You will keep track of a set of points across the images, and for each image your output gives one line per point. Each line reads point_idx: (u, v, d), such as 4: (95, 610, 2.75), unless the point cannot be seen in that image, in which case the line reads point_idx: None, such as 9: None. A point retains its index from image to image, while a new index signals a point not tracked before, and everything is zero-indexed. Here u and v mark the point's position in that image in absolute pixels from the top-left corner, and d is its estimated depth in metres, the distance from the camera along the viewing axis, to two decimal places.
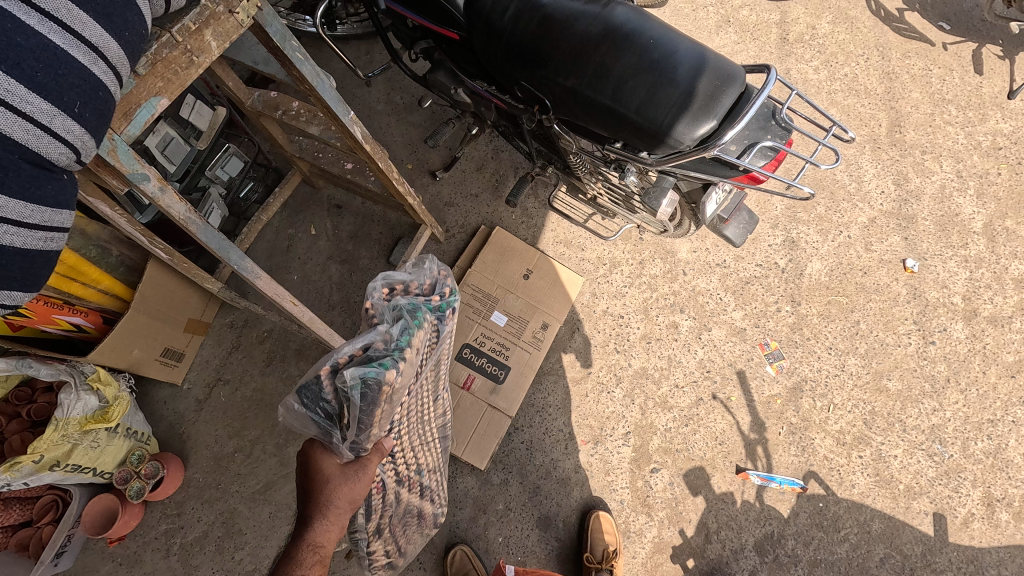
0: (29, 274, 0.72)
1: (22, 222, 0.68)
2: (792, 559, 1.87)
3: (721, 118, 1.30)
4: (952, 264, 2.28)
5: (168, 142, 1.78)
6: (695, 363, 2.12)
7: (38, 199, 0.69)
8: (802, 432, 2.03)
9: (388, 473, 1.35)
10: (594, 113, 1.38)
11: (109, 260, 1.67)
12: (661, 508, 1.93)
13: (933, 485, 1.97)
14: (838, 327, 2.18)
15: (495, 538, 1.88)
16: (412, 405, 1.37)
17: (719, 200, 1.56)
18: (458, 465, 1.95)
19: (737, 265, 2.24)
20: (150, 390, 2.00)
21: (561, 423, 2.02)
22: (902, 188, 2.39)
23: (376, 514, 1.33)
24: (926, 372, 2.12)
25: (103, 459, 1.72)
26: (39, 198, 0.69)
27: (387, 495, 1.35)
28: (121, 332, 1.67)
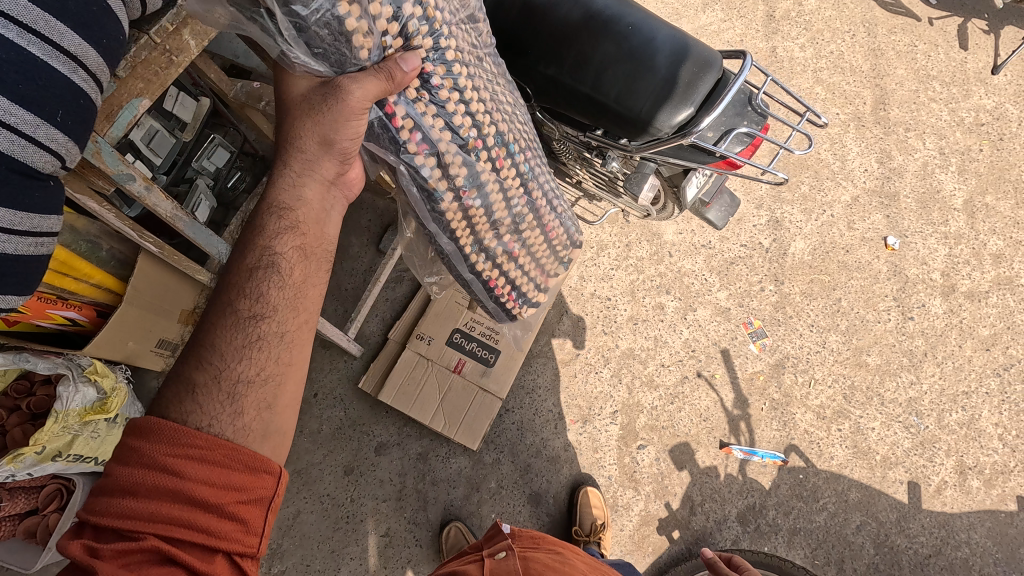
0: (21, 278, 0.75)
1: (14, 229, 0.71)
2: (773, 528, 1.95)
3: (698, 105, 1.31)
4: (932, 241, 2.33)
5: (153, 135, 1.78)
6: (681, 342, 2.17)
7: (27, 207, 0.71)
8: (783, 407, 2.10)
9: (481, 204, 1.27)
10: (575, 100, 1.40)
11: (99, 254, 1.67)
12: (647, 483, 2.00)
13: (909, 455, 2.05)
14: (820, 304, 2.23)
15: (488, 515, 1.95)
16: (496, 156, 1.25)
17: (700, 184, 1.58)
18: (451, 446, 2.01)
19: (722, 246, 2.28)
20: (147, 379, 2.05)
21: (551, 403, 2.08)
22: (885, 166, 2.42)
23: (468, 238, 1.31)
24: (904, 347, 2.18)
25: (104, 448, 1.78)
26: (28, 206, 0.71)
27: (479, 219, 1.30)
28: (115, 326, 1.69)
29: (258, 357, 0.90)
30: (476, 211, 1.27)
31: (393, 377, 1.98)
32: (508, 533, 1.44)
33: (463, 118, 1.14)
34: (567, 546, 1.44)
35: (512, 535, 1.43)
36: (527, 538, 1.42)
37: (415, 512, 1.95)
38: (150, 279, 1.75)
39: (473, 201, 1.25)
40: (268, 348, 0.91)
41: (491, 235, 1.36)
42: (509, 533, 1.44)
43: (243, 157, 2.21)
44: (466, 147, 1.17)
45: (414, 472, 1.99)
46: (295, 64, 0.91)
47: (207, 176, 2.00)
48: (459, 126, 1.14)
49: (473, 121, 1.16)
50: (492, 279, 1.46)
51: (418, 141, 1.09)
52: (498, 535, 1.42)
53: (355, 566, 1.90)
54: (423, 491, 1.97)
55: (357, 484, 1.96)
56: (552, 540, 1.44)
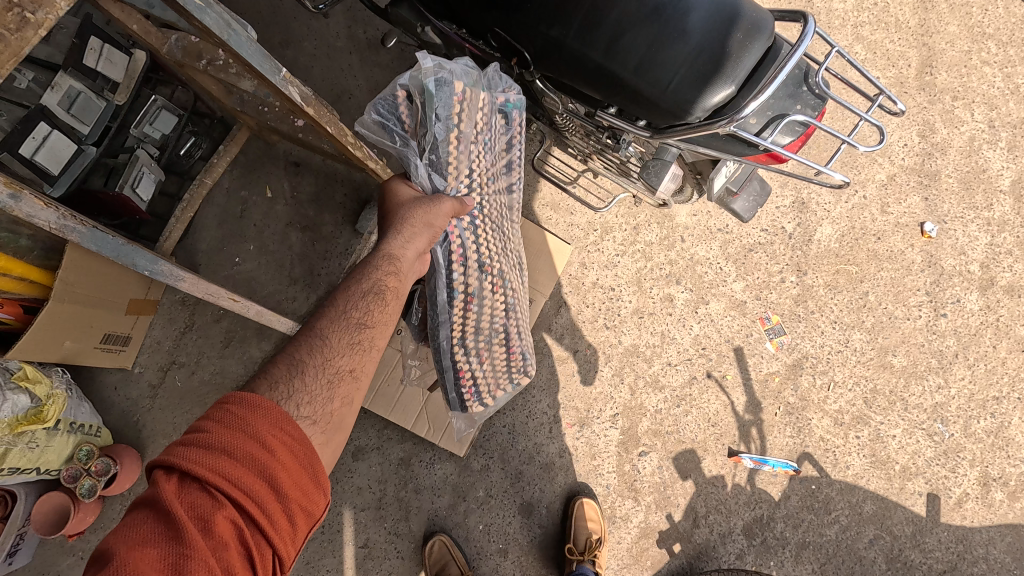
0: None
1: None
2: (780, 541, 1.83)
3: (740, 83, 1.05)
4: (973, 228, 2.09)
5: (74, 99, 1.48)
6: (690, 339, 1.97)
7: None
8: (799, 412, 1.92)
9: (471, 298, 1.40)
10: (582, 70, 1.11)
11: (18, 242, 1.45)
12: (648, 493, 1.85)
13: (930, 465, 1.89)
14: (846, 298, 2.02)
15: (475, 525, 1.81)
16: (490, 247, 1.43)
17: (730, 172, 1.33)
18: (436, 451, 1.84)
19: (740, 231, 2.03)
20: (97, 375, 1.83)
21: (546, 405, 1.90)
22: (928, 141, 2.14)
23: (455, 334, 1.40)
24: (934, 347, 1.98)
25: (46, 457, 1.57)
26: None
27: (468, 310, 1.40)
28: (44, 325, 1.48)
29: (354, 357, 1.02)
30: (475, 313, 1.41)
31: (372, 378, 1.78)
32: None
33: (490, 248, 1.43)
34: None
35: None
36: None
37: (397, 522, 1.81)
38: (84, 270, 1.51)
39: (474, 308, 1.40)
40: (361, 354, 1.04)
41: (478, 329, 1.46)
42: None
43: (199, 119, 1.89)
44: (485, 269, 1.42)
45: (395, 479, 1.82)
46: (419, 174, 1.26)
47: (151, 144, 1.73)
48: (481, 250, 1.40)
49: (495, 253, 1.45)
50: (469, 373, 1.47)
51: (455, 248, 1.34)
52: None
53: None
54: (405, 500, 1.82)
55: (333, 493, 1.80)
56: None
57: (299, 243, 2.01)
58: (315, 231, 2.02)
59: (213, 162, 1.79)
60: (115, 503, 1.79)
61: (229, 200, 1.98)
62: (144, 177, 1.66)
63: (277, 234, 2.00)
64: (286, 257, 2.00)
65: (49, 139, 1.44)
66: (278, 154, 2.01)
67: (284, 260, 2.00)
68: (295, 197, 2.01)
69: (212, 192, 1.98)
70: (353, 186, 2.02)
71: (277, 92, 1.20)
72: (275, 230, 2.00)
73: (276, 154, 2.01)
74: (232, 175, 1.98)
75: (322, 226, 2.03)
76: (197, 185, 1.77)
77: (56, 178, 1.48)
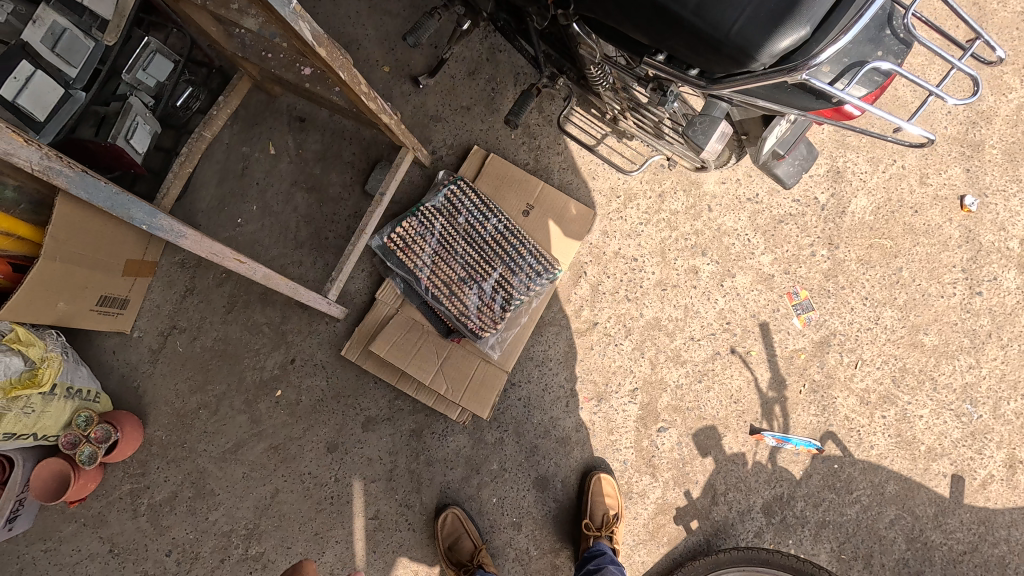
0: None
1: None
2: (800, 520, 1.78)
3: (815, 26, 0.92)
4: (1014, 203, 1.98)
5: (59, 37, 1.35)
6: (715, 313, 1.88)
7: None
8: (824, 390, 1.86)
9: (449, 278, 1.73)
10: (631, 10, 0.98)
11: (4, 195, 1.35)
12: (666, 469, 1.80)
13: (956, 446, 1.84)
14: (878, 274, 1.93)
15: (488, 499, 1.76)
16: (452, 243, 1.75)
17: (780, 133, 1.21)
18: (449, 423, 1.78)
19: (771, 201, 1.92)
20: (94, 339, 1.74)
21: (562, 378, 1.82)
22: (972, 109, 2.01)
23: (451, 301, 1.73)
24: (966, 326, 1.91)
25: (43, 423, 1.50)
26: None
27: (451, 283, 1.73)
28: (36, 285, 1.38)
29: None
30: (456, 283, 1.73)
31: (384, 343, 1.71)
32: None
33: (454, 264, 1.74)
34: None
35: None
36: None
37: (408, 494, 1.75)
38: (76, 227, 1.41)
39: (453, 281, 1.73)
40: None
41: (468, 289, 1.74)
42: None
43: (194, 69, 1.77)
44: (456, 283, 1.74)
45: (406, 450, 1.77)
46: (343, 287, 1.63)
47: (146, 92, 1.59)
48: (452, 274, 1.74)
49: (460, 266, 1.74)
50: (474, 321, 1.73)
51: (410, 259, 1.73)
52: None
53: (342, 549, 1.73)
54: (416, 472, 1.76)
55: (342, 463, 1.75)
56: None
57: (303, 207, 1.86)
58: (321, 192, 1.86)
59: (212, 113, 1.66)
60: (116, 471, 1.72)
61: (230, 156, 1.86)
62: (139, 128, 1.53)
63: (281, 195, 1.86)
64: (291, 219, 1.85)
65: (32, 80, 1.32)
66: (280, 107, 1.88)
67: (290, 224, 1.85)
68: (301, 154, 1.88)
69: (211, 148, 1.86)
70: (363, 143, 1.89)
71: (287, 28, 1.06)
72: (278, 189, 1.86)
73: (279, 107, 1.88)
74: (233, 130, 1.86)
75: (329, 187, 1.87)
76: (195, 138, 1.64)
77: (43, 125, 1.38)
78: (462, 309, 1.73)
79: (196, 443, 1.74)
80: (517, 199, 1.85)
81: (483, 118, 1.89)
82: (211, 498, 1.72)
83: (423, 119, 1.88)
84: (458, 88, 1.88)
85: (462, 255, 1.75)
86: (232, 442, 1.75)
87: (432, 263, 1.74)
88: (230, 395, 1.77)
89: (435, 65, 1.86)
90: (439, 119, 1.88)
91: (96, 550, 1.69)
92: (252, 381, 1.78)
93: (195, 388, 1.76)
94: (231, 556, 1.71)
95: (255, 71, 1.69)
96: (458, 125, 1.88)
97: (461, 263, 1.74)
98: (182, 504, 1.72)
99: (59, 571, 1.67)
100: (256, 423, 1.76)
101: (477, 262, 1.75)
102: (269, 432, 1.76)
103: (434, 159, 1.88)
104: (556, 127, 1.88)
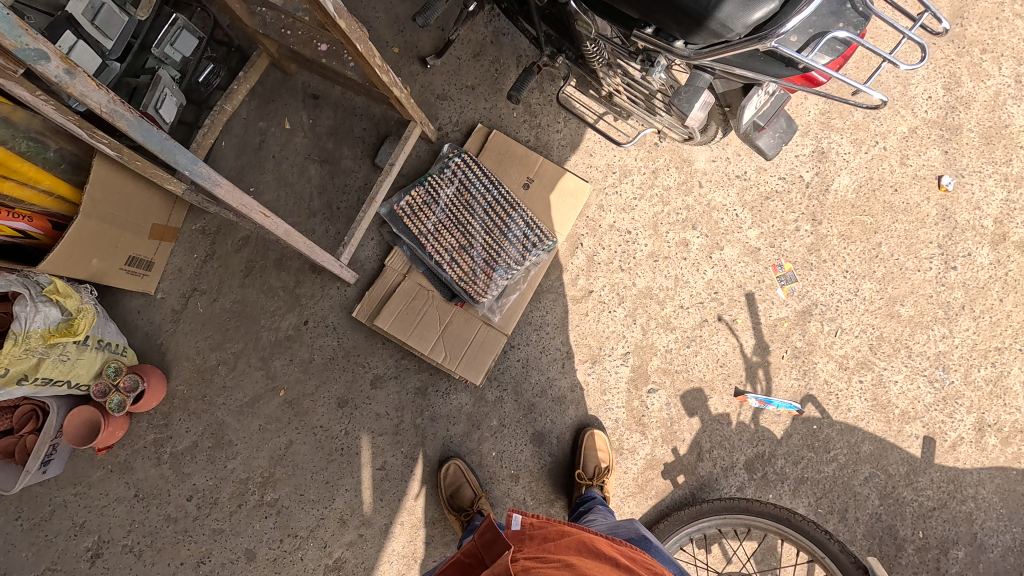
0: None
1: None
2: (780, 476, 1.91)
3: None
4: (990, 183, 2.06)
5: (97, 9, 1.47)
6: (703, 283, 2.00)
7: None
8: (805, 355, 1.98)
9: (452, 245, 1.85)
10: None
11: (47, 156, 1.43)
12: (655, 427, 1.92)
13: (928, 410, 1.96)
14: (859, 249, 2.03)
15: (488, 453, 1.89)
16: (453, 213, 1.86)
17: (760, 104, 1.33)
18: (452, 381, 1.90)
19: (758, 178, 2.03)
20: (120, 299, 1.86)
21: (559, 342, 1.94)
22: (952, 94, 2.09)
23: (454, 266, 1.84)
24: (941, 298, 2.01)
25: (77, 372, 1.62)
26: None
27: (453, 250, 1.85)
28: (74, 239, 1.49)
29: None
30: (459, 249, 1.85)
31: (392, 304, 1.83)
32: (513, 539, 1.08)
33: (457, 232, 1.86)
34: (594, 551, 1.01)
35: (517, 538, 1.08)
36: (534, 543, 1.04)
37: (413, 447, 1.88)
38: (110, 189, 1.52)
39: (455, 248, 1.85)
40: None
41: (469, 255, 1.85)
42: (516, 535, 1.09)
43: (216, 46, 1.87)
44: (458, 250, 1.85)
45: (412, 407, 1.89)
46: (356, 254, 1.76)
47: (173, 67, 1.70)
48: (455, 241, 1.86)
49: (461, 233, 1.86)
50: (475, 286, 1.85)
51: (416, 227, 1.86)
52: (499, 542, 0.99)
53: (351, 497, 1.85)
54: (421, 427, 1.88)
55: (352, 417, 1.87)
56: (572, 538, 1.04)
57: (317, 176, 1.97)
58: (334, 164, 1.98)
59: (232, 88, 1.77)
60: (141, 421, 1.84)
61: (247, 130, 1.97)
62: (167, 99, 1.64)
63: (296, 166, 1.97)
64: (305, 189, 1.96)
65: (73, 50, 1.44)
66: (295, 85, 1.99)
67: (303, 194, 1.96)
68: (314, 129, 1.99)
69: (230, 122, 1.97)
70: (373, 119, 2.00)
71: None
72: (293, 161, 1.97)
73: (294, 85, 1.99)
74: (251, 106, 1.97)
75: (340, 159, 1.98)
76: (217, 110, 1.75)
77: None
78: (465, 273, 1.85)
79: (215, 397, 1.86)
80: (517, 173, 1.96)
81: (487, 97, 2.00)
82: (229, 447, 1.85)
83: (430, 97, 1.98)
84: (463, 68, 1.99)
85: (463, 223, 1.86)
86: (248, 396, 1.87)
87: (436, 230, 1.85)
88: (247, 353, 1.88)
89: (442, 46, 1.97)
90: (445, 97, 1.99)
91: (123, 494, 1.81)
92: (268, 340, 1.89)
93: (214, 346, 1.88)
94: (248, 502, 1.83)
95: (273, 49, 1.80)
96: (463, 103, 1.99)
97: (464, 231, 1.86)
98: (202, 453, 1.84)
99: (88, 513, 1.80)
100: (271, 380, 1.88)
101: (477, 230, 1.86)
102: (283, 387, 1.87)
103: (440, 135, 1.99)
104: (556, 104, 1.99)
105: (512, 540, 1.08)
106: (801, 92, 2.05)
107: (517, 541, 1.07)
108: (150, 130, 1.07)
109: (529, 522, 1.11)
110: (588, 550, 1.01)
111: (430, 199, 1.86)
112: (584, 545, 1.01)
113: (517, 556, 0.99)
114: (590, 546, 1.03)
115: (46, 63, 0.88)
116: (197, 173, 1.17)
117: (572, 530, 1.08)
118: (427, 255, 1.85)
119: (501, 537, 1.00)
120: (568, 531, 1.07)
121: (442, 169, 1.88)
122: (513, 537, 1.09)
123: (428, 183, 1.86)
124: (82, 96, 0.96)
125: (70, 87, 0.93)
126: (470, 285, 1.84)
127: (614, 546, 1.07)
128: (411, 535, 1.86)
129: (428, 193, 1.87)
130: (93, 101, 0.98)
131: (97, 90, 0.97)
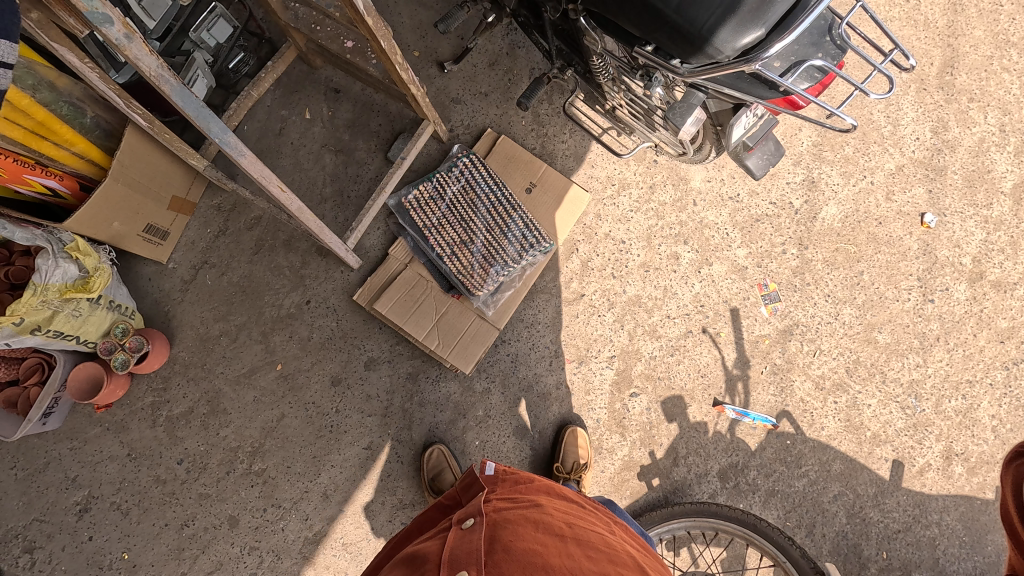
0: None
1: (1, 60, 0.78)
2: (751, 487, 1.99)
3: (771, 27, 1.17)
4: (970, 224, 2.13)
5: None
6: (690, 296, 2.08)
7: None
8: (783, 372, 2.06)
9: (453, 238, 1.94)
10: (626, 3, 1.23)
11: (83, 121, 1.52)
12: (634, 430, 2.01)
13: (899, 435, 2.04)
14: (841, 275, 2.11)
15: (472, 441, 1.96)
16: (455, 209, 1.96)
17: (748, 125, 1.46)
18: (442, 369, 1.98)
19: (751, 201, 2.13)
20: (133, 265, 1.94)
21: (548, 340, 2.02)
22: (939, 137, 2.16)
23: (454, 258, 1.93)
24: (917, 329, 2.09)
25: (86, 328, 1.68)
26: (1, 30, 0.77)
27: (454, 243, 1.94)
28: (99, 201, 1.58)
29: None
30: (460, 244, 1.94)
31: (393, 289, 1.92)
32: (487, 481, 1.16)
33: (457, 228, 1.95)
34: (561, 496, 1.13)
35: (492, 481, 1.16)
36: (507, 485, 1.13)
37: (399, 429, 1.95)
38: (137, 155, 1.61)
39: (455, 240, 1.94)
40: None
41: (469, 249, 1.94)
42: (489, 479, 1.17)
43: (248, 37, 1.99)
44: (458, 245, 1.94)
45: (402, 391, 1.96)
46: (352, 238, 1.87)
47: (207, 51, 1.82)
48: (455, 235, 1.94)
49: (463, 228, 1.95)
50: (472, 278, 1.93)
51: (418, 220, 1.95)
52: (476, 485, 1.15)
53: (335, 474, 1.92)
54: (408, 411, 1.96)
55: (344, 396, 1.95)
56: (541, 483, 1.16)
57: (331, 164, 2.07)
58: (348, 154, 2.08)
59: (260, 75, 1.88)
60: (141, 384, 1.91)
61: (269, 117, 2.07)
62: (198, 79, 1.77)
63: (312, 154, 2.07)
64: (319, 176, 2.07)
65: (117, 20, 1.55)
66: (319, 78, 2.10)
67: (317, 180, 2.06)
68: (333, 120, 2.09)
69: (254, 108, 2.07)
70: (389, 116, 2.10)
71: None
72: (310, 149, 2.07)
73: (318, 78, 2.10)
74: (275, 94, 2.07)
75: (354, 150, 2.09)
76: (243, 95, 1.85)
77: (122, 65, 1.60)
78: (464, 266, 1.94)
79: (214, 366, 1.93)
80: (521, 177, 2.06)
81: (498, 104, 2.12)
82: (223, 415, 1.92)
83: (445, 99, 2.10)
84: (479, 75, 2.11)
85: (464, 219, 1.95)
86: (246, 367, 1.94)
87: (439, 224, 1.95)
88: (248, 327, 1.96)
89: (459, 54, 2.09)
90: (459, 101, 2.10)
91: (116, 453, 1.88)
92: (270, 316, 1.96)
93: (219, 317, 1.95)
94: (236, 469, 1.90)
95: (302, 42, 1.90)
96: (476, 108, 2.11)
97: (464, 227, 1.95)
98: (196, 419, 1.91)
99: (81, 468, 1.86)
100: (269, 354, 1.95)
101: (478, 225, 1.95)
102: (280, 362, 1.95)
103: (451, 137, 2.10)
104: (564, 116, 2.12)
105: (486, 482, 1.15)
106: (794, 124, 2.14)
107: (491, 484, 1.15)
108: (189, 98, 1.16)
109: (502, 469, 1.19)
110: (554, 494, 1.13)
111: (433, 194, 1.96)
112: (551, 490, 1.14)
113: (491, 497, 1.06)
114: (557, 491, 1.15)
115: (110, 28, 0.96)
116: (225, 142, 1.26)
117: (538, 478, 1.19)
118: (429, 247, 1.95)
119: (478, 482, 1.15)
120: (537, 478, 1.19)
121: (449, 167, 1.98)
122: (487, 479, 1.17)
123: (433, 178, 1.96)
124: (135, 59, 1.04)
125: (126, 50, 1.01)
126: (467, 275, 1.93)
127: (580, 495, 1.20)
128: (391, 515, 1.93)
129: (433, 187, 1.96)
130: (144, 66, 1.06)
131: (150, 56, 1.05)
